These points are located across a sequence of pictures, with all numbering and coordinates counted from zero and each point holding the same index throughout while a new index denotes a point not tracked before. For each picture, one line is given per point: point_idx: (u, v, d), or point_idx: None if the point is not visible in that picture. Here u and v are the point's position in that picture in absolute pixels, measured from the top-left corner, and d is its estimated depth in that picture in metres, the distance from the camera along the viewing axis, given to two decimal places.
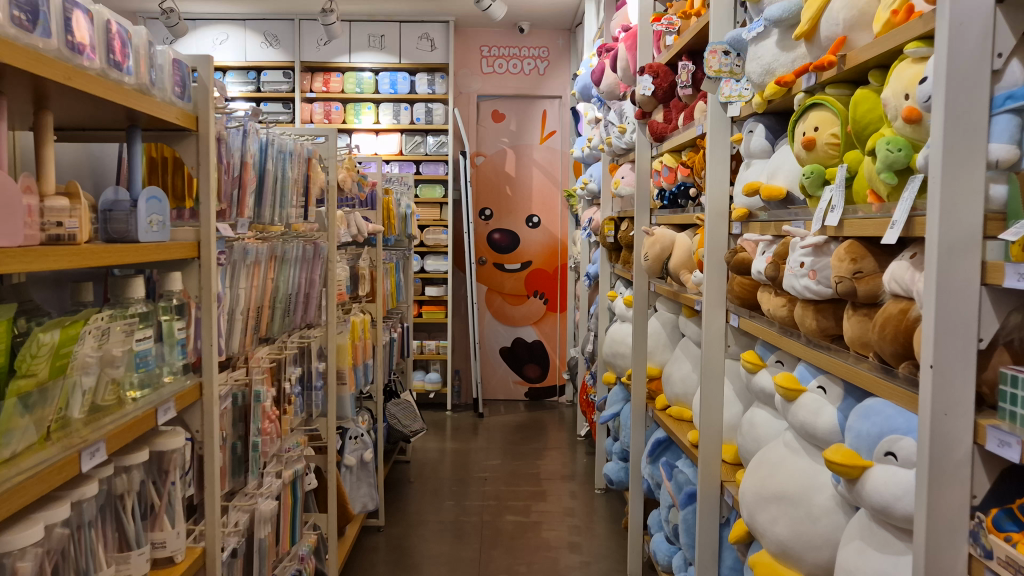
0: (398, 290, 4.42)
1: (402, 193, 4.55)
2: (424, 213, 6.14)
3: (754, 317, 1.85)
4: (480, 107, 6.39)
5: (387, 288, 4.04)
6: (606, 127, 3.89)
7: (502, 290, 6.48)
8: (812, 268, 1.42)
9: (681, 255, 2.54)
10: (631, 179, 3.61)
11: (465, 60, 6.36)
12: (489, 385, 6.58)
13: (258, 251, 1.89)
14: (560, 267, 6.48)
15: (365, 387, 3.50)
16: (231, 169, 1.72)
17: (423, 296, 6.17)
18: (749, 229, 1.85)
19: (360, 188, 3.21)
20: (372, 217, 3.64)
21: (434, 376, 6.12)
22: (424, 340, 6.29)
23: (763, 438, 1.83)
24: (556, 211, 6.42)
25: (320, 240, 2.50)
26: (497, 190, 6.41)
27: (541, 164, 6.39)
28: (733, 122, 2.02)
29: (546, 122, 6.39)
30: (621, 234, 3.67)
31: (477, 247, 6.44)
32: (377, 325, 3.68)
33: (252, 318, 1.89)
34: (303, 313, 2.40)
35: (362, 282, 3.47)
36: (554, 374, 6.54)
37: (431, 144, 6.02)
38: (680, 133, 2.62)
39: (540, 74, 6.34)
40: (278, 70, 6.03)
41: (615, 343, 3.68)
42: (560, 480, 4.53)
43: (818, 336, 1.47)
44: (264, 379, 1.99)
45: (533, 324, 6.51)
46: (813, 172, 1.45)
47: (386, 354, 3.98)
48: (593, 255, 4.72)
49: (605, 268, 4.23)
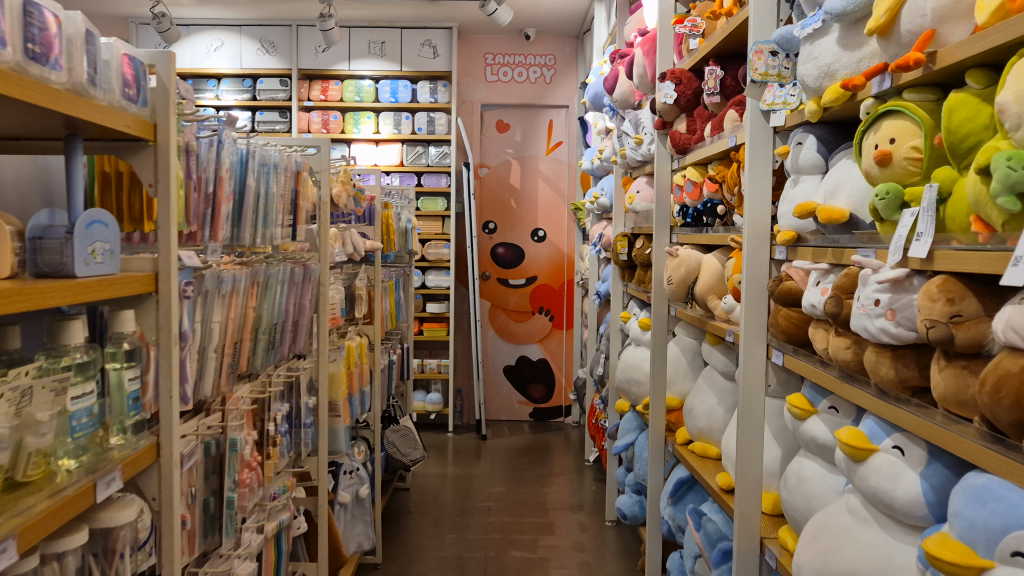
0: (397, 309, 4.18)
1: (402, 206, 4.32)
2: (425, 226, 5.92)
3: (804, 356, 1.61)
4: (484, 117, 6.18)
5: (387, 309, 3.81)
6: (619, 139, 3.66)
7: (506, 306, 6.25)
8: (890, 306, 1.19)
9: (708, 279, 2.32)
10: (647, 193, 3.38)
11: (468, 68, 6.14)
12: (492, 405, 6.34)
13: (237, 277, 1.66)
14: (566, 283, 6.25)
15: (361, 416, 3.27)
16: (202, 186, 1.49)
17: (424, 313, 5.93)
18: (798, 255, 1.61)
19: (357, 203, 2.99)
20: (370, 233, 3.41)
21: (436, 396, 5.88)
22: (425, 358, 6.06)
23: (814, 495, 1.59)
24: (562, 224, 6.20)
25: (311, 262, 2.27)
26: (501, 202, 6.19)
27: (547, 176, 6.17)
28: (777, 133, 1.79)
29: (552, 132, 6.17)
30: (636, 252, 3.44)
31: (480, 261, 6.22)
32: (375, 348, 3.45)
33: (230, 354, 1.66)
34: (291, 341, 2.16)
35: (359, 304, 3.24)
36: (560, 394, 6.30)
37: (433, 155, 5.81)
38: (707, 145, 2.39)
39: (546, 82, 6.13)
40: (275, 78, 5.81)
41: (628, 368, 3.44)
42: (568, 510, 4.29)
43: (896, 389, 1.23)
44: (244, 421, 1.76)
45: (537, 341, 6.27)
46: (889, 193, 1.22)
47: (384, 378, 3.75)
48: (603, 272, 4.48)
49: (617, 287, 3.99)
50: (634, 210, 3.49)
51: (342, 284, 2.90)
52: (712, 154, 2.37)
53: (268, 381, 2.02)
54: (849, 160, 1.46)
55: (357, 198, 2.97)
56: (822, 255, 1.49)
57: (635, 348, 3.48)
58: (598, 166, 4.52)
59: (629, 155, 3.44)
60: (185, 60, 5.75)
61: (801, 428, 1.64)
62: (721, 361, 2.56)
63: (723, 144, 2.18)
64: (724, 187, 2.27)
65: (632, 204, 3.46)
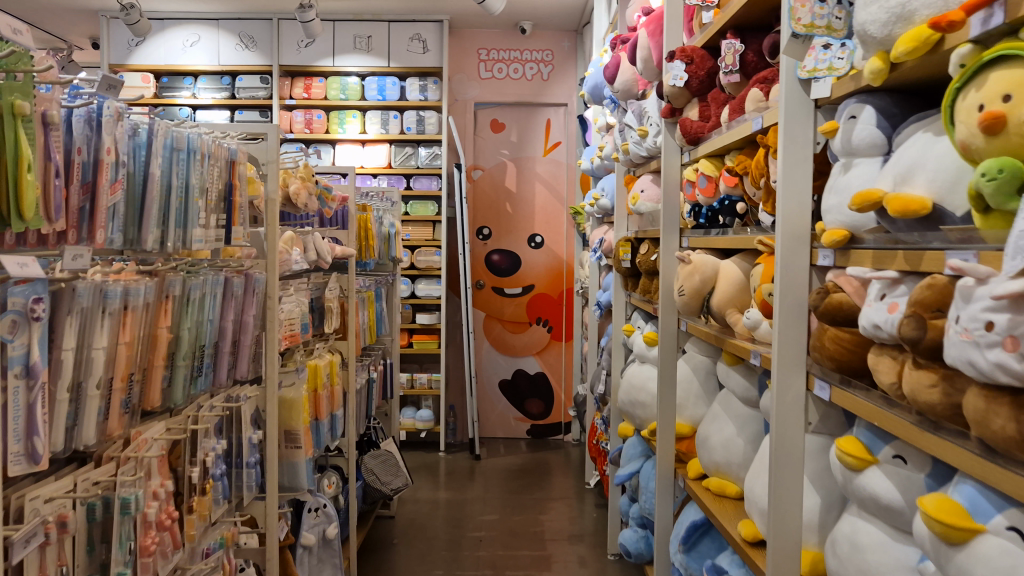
0: (378, 322, 3.82)
1: (385, 209, 3.97)
2: (415, 232, 5.56)
3: (861, 391, 1.25)
4: (478, 116, 5.84)
5: (365, 322, 3.47)
6: (622, 132, 3.31)
7: (502, 316, 5.89)
8: (1009, 332, 0.82)
9: (727, 290, 1.97)
10: (652, 193, 3.04)
11: (461, 64, 5.80)
12: (487, 422, 5.98)
13: (133, 290, 1.31)
14: (566, 292, 5.89)
15: (331, 443, 2.91)
16: (77, 173, 1.15)
17: (414, 324, 5.57)
18: (852, 260, 1.25)
19: (321, 201, 2.62)
20: (343, 239, 3.06)
21: (426, 413, 5.52)
22: (415, 372, 5.70)
23: (875, 570, 1.24)
24: (561, 229, 5.85)
25: (256, 272, 1.92)
26: (496, 207, 5.84)
27: (544, 179, 5.82)
28: (818, 109, 1.43)
29: (550, 132, 5.83)
30: (641, 258, 3.09)
31: (474, 269, 5.87)
32: (349, 366, 3.10)
33: (128, 389, 1.32)
34: (229, 363, 1.82)
35: (330, 319, 2.89)
36: (559, 410, 5.93)
37: (423, 157, 5.47)
38: (724, 132, 2.05)
39: (544, 79, 5.78)
40: (255, 74, 5.47)
41: (633, 389, 3.09)
42: (566, 541, 3.92)
43: (1015, 450, 0.86)
44: (151, 471, 1.41)
45: (535, 354, 5.91)
46: (1004, 168, 0.85)
47: (361, 399, 3.38)
48: (604, 281, 4.13)
49: (620, 297, 3.64)
50: (638, 211, 3.14)
51: (305, 295, 2.54)
52: (732, 142, 2.02)
53: (194, 414, 1.66)
54: (927, 133, 1.10)
55: (324, 197, 2.61)
56: (889, 261, 1.14)
57: (641, 366, 3.12)
58: (598, 166, 4.19)
59: (632, 150, 3.10)
60: (159, 56, 5.40)
61: (854, 481, 1.27)
62: (740, 386, 2.21)
63: (747, 129, 1.83)
64: (746, 181, 1.93)
65: (637, 204, 3.12)
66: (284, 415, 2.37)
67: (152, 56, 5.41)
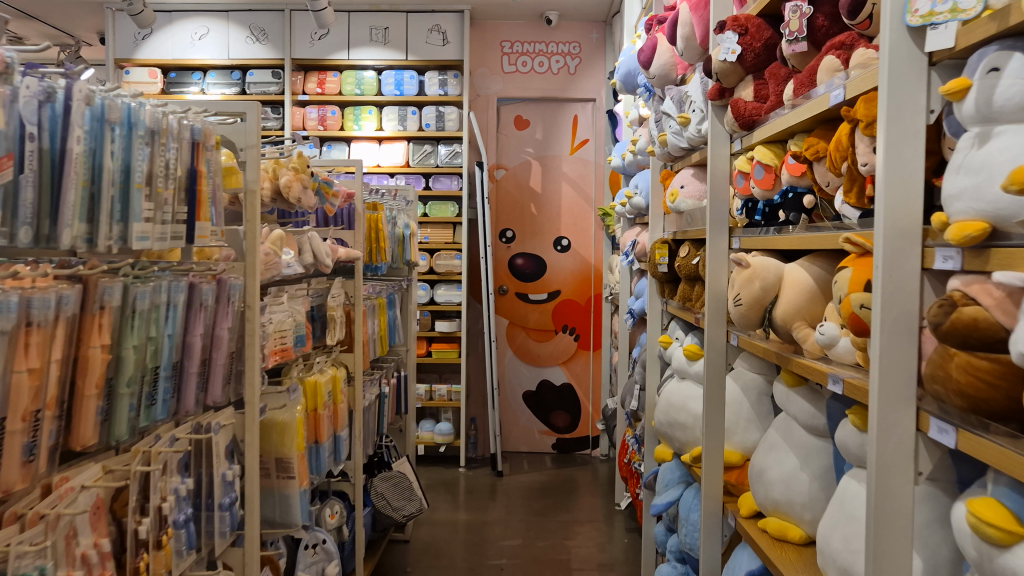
0: (390, 330, 3.53)
1: (399, 208, 3.68)
2: (434, 235, 5.27)
3: (1004, 439, 0.92)
4: (501, 112, 5.54)
5: (376, 332, 3.18)
6: (657, 123, 3.00)
7: (526, 324, 5.57)
8: None
9: (794, 299, 1.64)
10: (693, 189, 2.73)
11: (483, 57, 5.50)
12: (510, 435, 5.66)
13: (40, 301, 1.02)
14: (593, 298, 5.56)
15: (334, 468, 2.61)
16: None
17: (433, 332, 5.27)
18: (996, 264, 0.93)
19: (320, 196, 2.32)
20: (348, 242, 2.78)
21: (445, 426, 5.22)
22: (434, 382, 5.40)
23: None
24: (589, 232, 5.53)
25: (233, 278, 1.63)
26: (519, 208, 5.54)
27: (571, 178, 5.51)
28: (933, 67, 1.10)
29: (577, 129, 5.52)
30: (681, 262, 2.78)
31: (496, 274, 5.57)
32: (355, 382, 2.82)
33: (36, 427, 1.03)
34: (198, 385, 1.52)
35: (333, 330, 2.60)
36: (586, 424, 5.61)
37: (442, 155, 5.20)
38: (789, 111, 1.72)
39: (570, 73, 5.47)
40: (267, 69, 5.22)
41: (672, 408, 2.77)
42: (595, 572, 3.59)
43: None
44: (76, 533, 1.12)
45: (561, 364, 5.60)
46: None
47: (371, 416, 3.08)
48: (636, 286, 3.82)
49: (655, 305, 3.32)
50: (676, 208, 2.82)
51: (301, 303, 2.25)
52: (797, 123, 1.70)
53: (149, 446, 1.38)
54: None
55: (324, 192, 2.32)
56: None
57: (682, 382, 2.80)
58: (629, 162, 3.88)
59: (669, 141, 2.78)
60: (167, 50, 5.17)
61: (994, 560, 0.95)
62: (804, 413, 1.88)
63: (823, 103, 1.50)
64: (817, 169, 1.60)
65: (676, 202, 2.80)
66: (276, 441, 2.07)
67: (159, 50, 5.18)
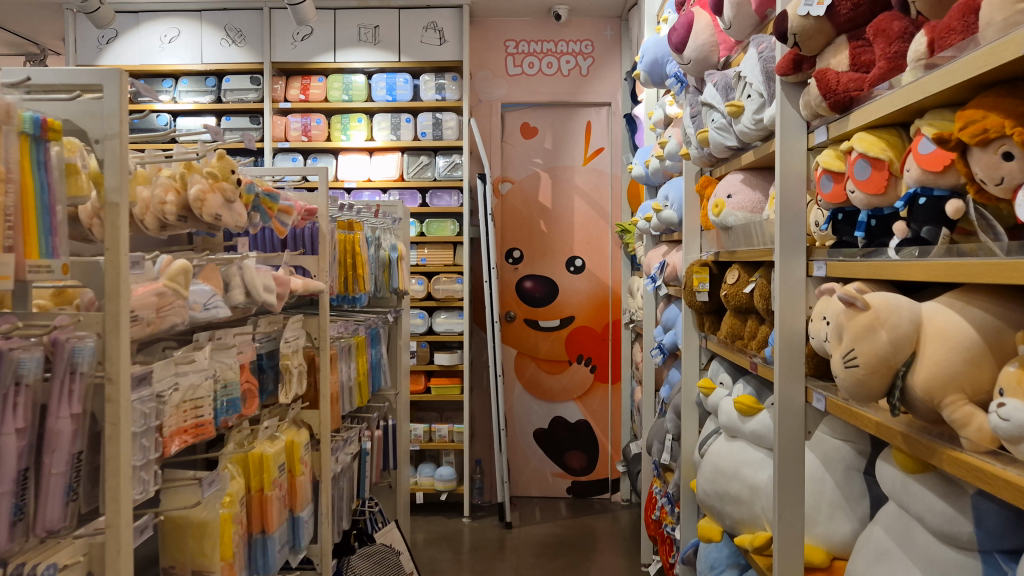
0: (374, 372, 2.98)
1: (384, 226, 3.13)
2: (432, 256, 4.71)
3: None
4: (506, 119, 5.00)
5: (353, 377, 2.63)
6: (693, 120, 2.44)
7: (536, 354, 5.01)
8: None
9: (941, 359, 1.06)
10: (742, 198, 2.18)
11: (485, 59, 4.97)
12: (519, 478, 5.07)
13: None
14: (611, 324, 4.99)
15: (291, 562, 2.05)
16: None
17: (431, 366, 4.70)
18: None
19: (257, 213, 1.76)
20: (310, 270, 2.22)
21: (446, 472, 4.66)
22: (434, 422, 4.83)
23: None
24: (605, 251, 4.98)
25: (78, 339, 1.09)
26: (528, 225, 4.99)
27: (584, 192, 4.96)
28: None
29: (591, 137, 4.97)
30: (730, 291, 2.23)
31: (502, 299, 5.01)
32: (322, 446, 2.24)
33: None
34: (9, 510, 0.99)
35: (288, 385, 2.04)
36: (605, 465, 5.03)
37: (440, 167, 4.68)
38: (921, 78, 1.17)
39: (582, 74, 4.94)
40: (244, 74, 4.71)
41: (721, 475, 2.19)
42: None
43: None
44: None
45: (576, 399, 5.02)
46: None
47: (346, 482, 2.52)
48: (665, 315, 3.26)
49: (691, 341, 2.76)
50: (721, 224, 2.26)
51: (233, 358, 1.69)
52: (937, 93, 1.14)
53: None
54: None
55: (266, 206, 1.77)
56: None
57: (732, 442, 2.23)
58: (654, 170, 3.34)
59: (712, 140, 2.23)
60: (133, 55, 4.65)
61: None
62: (936, 513, 1.31)
63: (1001, 52, 0.94)
64: (977, 158, 1.04)
65: (721, 215, 2.24)
66: (193, 549, 1.50)
67: (125, 55, 4.66)
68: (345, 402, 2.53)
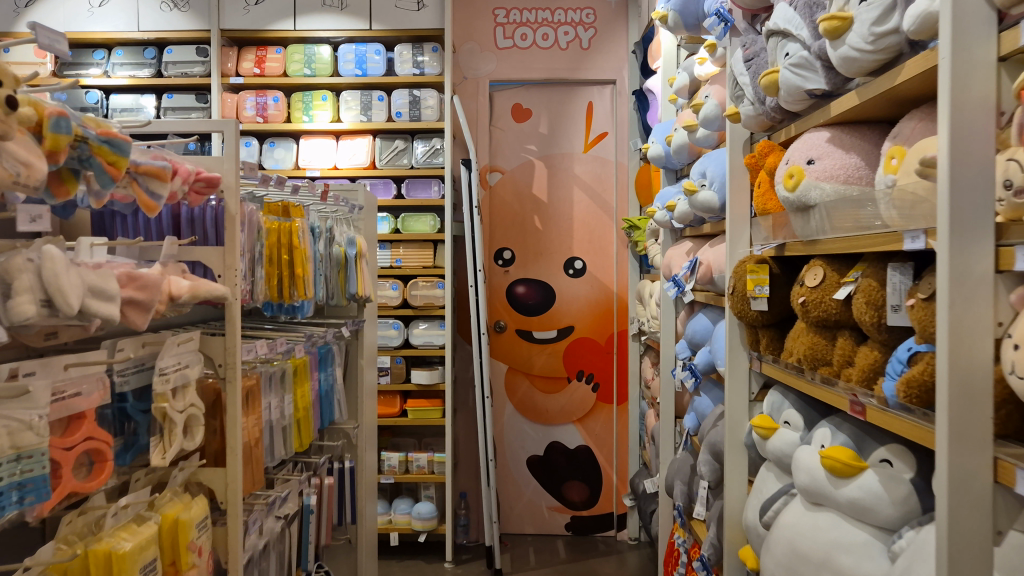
0: (321, 401, 2.32)
1: (337, 216, 2.47)
2: (408, 257, 4.04)
3: None
4: (495, 100, 4.35)
5: (287, 413, 1.97)
6: (749, 65, 1.81)
7: (530, 370, 4.35)
8: None
9: None
10: (831, 164, 1.54)
11: (471, 30, 4.32)
12: (509, 513, 4.40)
13: None
14: (615, 336, 4.34)
15: None
16: None
17: (408, 385, 4.02)
18: None
19: (89, 169, 1.15)
20: (212, 268, 1.56)
21: (426, 509, 3.98)
22: (412, 450, 4.15)
23: None
24: (609, 251, 4.32)
25: None
26: (520, 222, 4.33)
27: (585, 183, 4.32)
28: None
29: (593, 120, 4.33)
30: (813, 298, 1.57)
31: (491, 307, 4.35)
32: (230, 519, 1.58)
33: None
34: None
35: (169, 440, 1.37)
36: (609, 498, 4.36)
37: (419, 154, 4.03)
38: None
39: (583, 48, 4.29)
40: (190, 45, 4.05)
41: (802, 561, 1.54)
42: None
43: None
44: None
45: (576, 422, 4.37)
46: None
47: (275, 560, 1.85)
48: (693, 326, 2.60)
49: (737, 363, 2.10)
50: (781, 198, 1.65)
51: None
52: None
53: None
54: None
55: (106, 162, 1.14)
56: None
57: (815, 513, 1.56)
58: (677, 147, 2.69)
59: (783, 82, 1.58)
60: (57, 21, 4.00)
61: None
62: None
63: None
64: None
65: (797, 189, 1.58)
66: None
67: (48, 21, 4.00)
68: (269, 450, 1.86)
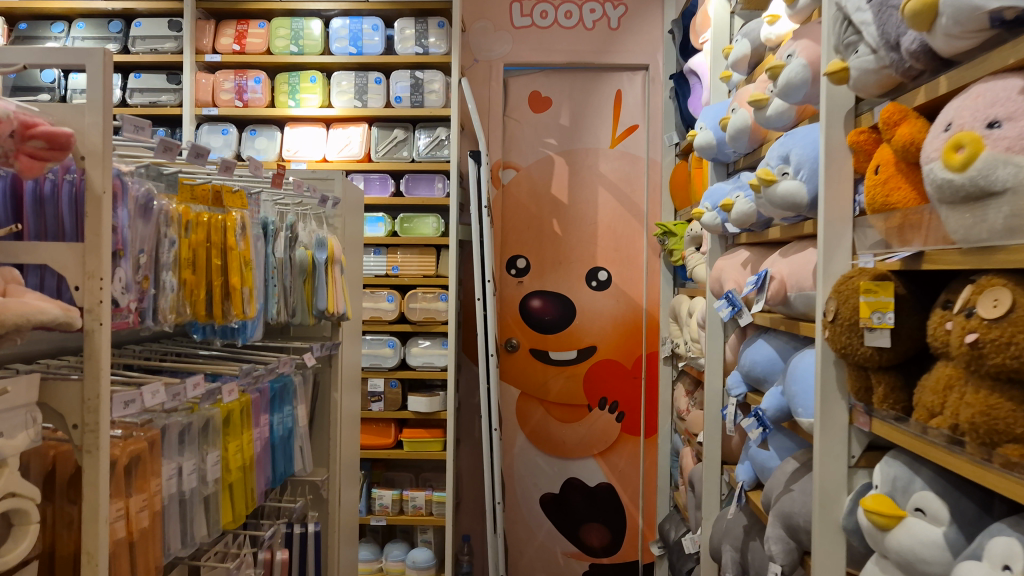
0: (272, 452, 1.77)
1: (302, 210, 1.96)
2: (407, 264, 3.49)
3: None
4: (509, 87, 3.81)
5: (209, 478, 1.45)
6: None
7: (545, 396, 3.79)
8: None
9: None
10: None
11: (483, 6, 3.78)
12: (519, 559, 3.83)
13: None
14: (644, 358, 3.78)
15: None
16: None
17: (404, 413, 3.47)
18: None
19: None
20: (68, 277, 1.13)
21: (422, 556, 3.42)
22: (408, 487, 3.59)
23: None
24: (637, 261, 3.77)
25: None
26: (536, 226, 3.78)
27: (611, 182, 3.77)
28: None
29: (621, 110, 3.78)
30: (992, 338, 1.02)
31: (502, 323, 3.80)
32: None
33: None
34: None
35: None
36: (634, 545, 3.80)
37: (420, 146, 3.49)
38: None
39: (611, 28, 3.74)
40: (162, 17, 3.53)
41: None
42: None
43: None
44: None
45: (597, 455, 3.81)
46: None
47: None
48: (751, 358, 2.06)
49: (833, 415, 1.53)
50: (935, 182, 1.09)
51: None
52: None
53: None
54: None
55: None
56: None
57: None
58: (736, 131, 2.13)
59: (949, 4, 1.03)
60: None
61: None
62: None
63: None
64: None
65: (970, 168, 1.02)
66: None
67: None
68: (168, 535, 1.33)
